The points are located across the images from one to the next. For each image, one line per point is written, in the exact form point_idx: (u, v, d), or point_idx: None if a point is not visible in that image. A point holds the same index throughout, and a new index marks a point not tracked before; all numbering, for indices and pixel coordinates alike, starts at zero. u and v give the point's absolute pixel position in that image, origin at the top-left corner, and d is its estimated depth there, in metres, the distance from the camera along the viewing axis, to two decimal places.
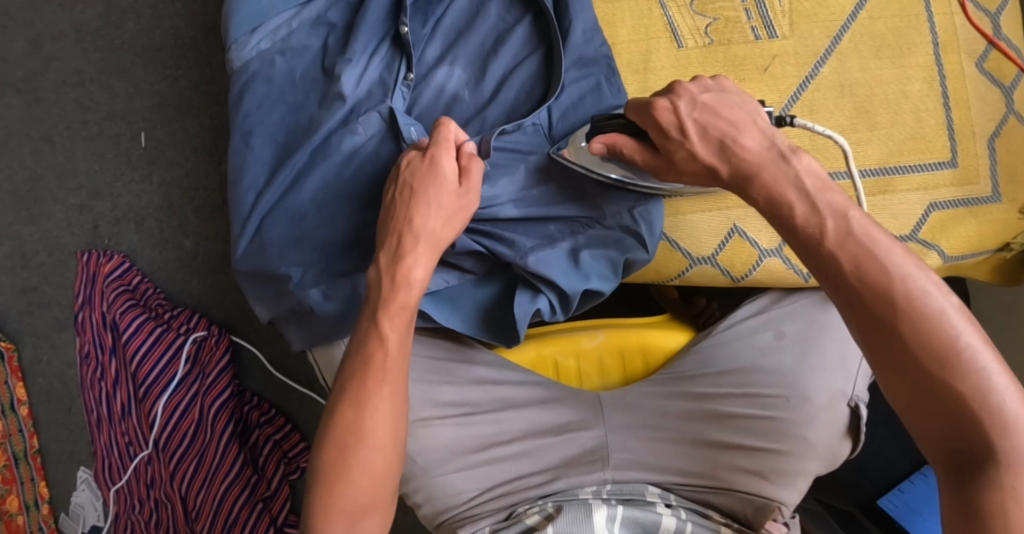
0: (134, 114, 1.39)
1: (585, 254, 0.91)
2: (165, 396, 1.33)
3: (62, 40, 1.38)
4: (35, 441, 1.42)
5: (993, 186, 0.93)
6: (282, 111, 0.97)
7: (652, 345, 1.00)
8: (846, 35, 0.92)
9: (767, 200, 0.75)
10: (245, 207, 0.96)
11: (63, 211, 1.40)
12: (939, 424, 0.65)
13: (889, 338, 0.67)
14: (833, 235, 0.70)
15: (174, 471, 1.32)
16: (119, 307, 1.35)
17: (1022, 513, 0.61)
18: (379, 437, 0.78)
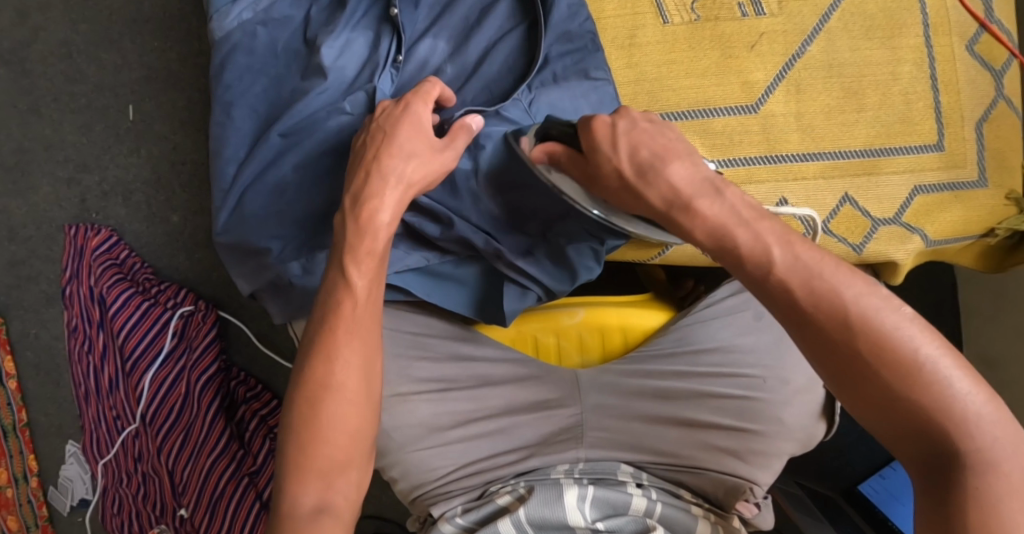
0: (122, 87, 1.38)
1: (570, 250, 0.89)
2: (151, 370, 1.33)
3: (49, 10, 1.36)
4: (24, 414, 1.42)
5: (980, 171, 0.91)
6: (263, 84, 0.96)
7: (632, 324, 0.99)
8: (835, 14, 0.90)
9: (709, 234, 0.67)
10: (227, 179, 0.97)
11: (50, 184, 1.39)
12: (917, 453, 0.60)
13: (847, 364, 0.61)
14: (782, 271, 0.63)
15: (161, 446, 1.33)
16: (107, 281, 1.35)
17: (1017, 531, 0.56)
18: (354, 356, 0.75)
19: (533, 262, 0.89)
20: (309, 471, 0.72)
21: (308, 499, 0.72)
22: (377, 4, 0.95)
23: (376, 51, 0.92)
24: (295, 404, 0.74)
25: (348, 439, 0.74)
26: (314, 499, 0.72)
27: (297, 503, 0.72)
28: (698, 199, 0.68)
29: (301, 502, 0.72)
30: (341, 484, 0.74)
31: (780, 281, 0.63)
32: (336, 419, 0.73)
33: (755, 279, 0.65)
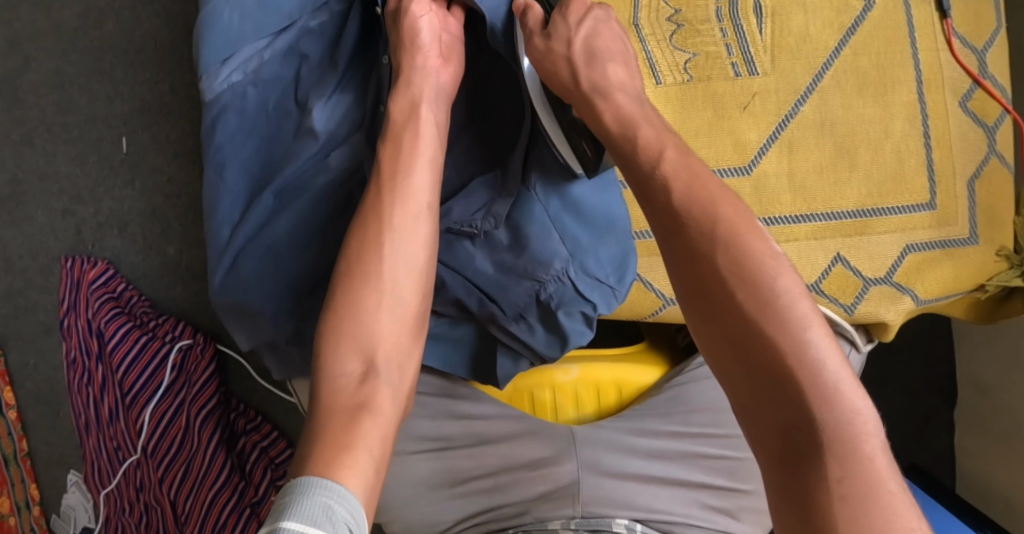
0: (114, 118, 1.38)
1: (563, 317, 0.88)
2: (150, 406, 1.33)
3: (40, 40, 1.36)
4: (25, 443, 1.43)
5: (971, 227, 0.91)
6: (254, 144, 0.97)
7: (626, 380, 1.01)
8: (828, 72, 0.90)
9: (616, 120, 0.77)
10: (221, 239, 0.97)
11: (45, 215, 1.39)
12: (757, 376, 0.62)
13: (710, 291, 0.66)
14: (667, 171, 0.71)
15: (163, 476, 1.32)
16: (104, 315, 1.35)
17: (840, 464, 0.58)
18: (402, 258, 0.76)
19: (525, 329, 0.89)
20: (348, 351, 0.71)
21: (347, 378, 0.69)
22: (359, 69, 0.98)
23: (364, 110, 0.96)
24: (343, 290, 0.74)
25: (396, 341, 0.73)
26: (355, 375, 0.70)
27: (339, 392, 0.68)
28: (618, 93, 0.78)
29: (341, 381, 0.69)
30: (379, 388, 0.70)
31: (666, 186, 0.70)
32: (379, 303, 0.73)
33: (643, 173, 0.73)
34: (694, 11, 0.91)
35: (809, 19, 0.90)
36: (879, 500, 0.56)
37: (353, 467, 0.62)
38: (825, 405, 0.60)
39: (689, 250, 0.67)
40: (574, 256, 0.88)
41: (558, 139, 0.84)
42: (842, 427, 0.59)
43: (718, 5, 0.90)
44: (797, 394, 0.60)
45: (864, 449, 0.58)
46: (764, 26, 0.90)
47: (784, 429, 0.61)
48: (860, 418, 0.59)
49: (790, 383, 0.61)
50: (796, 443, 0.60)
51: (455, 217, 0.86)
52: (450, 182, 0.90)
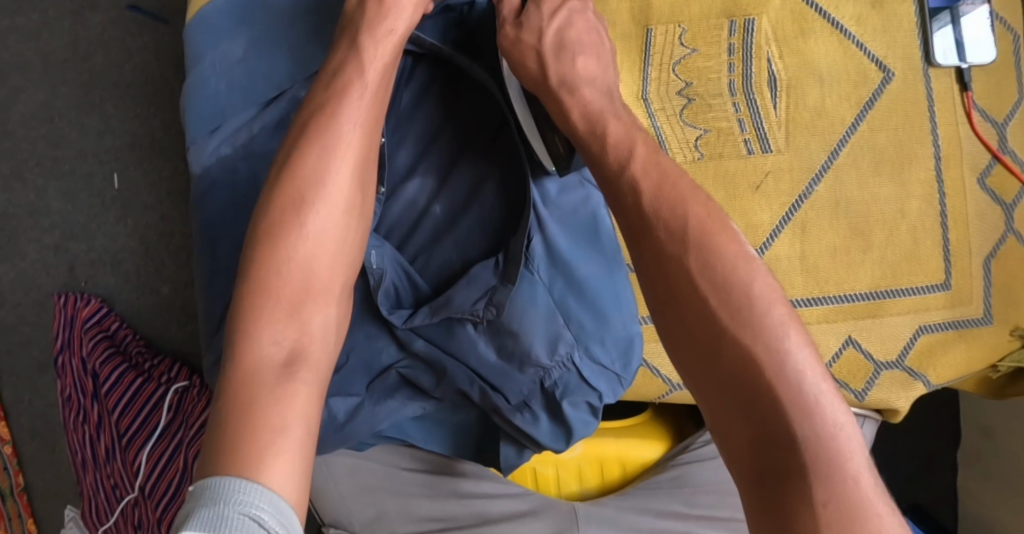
0: (105, 153, 1.34)
1: (565, 405, 0.85)
2: (147, 447, 1.27)
3: (28, 71, 1.33)
4: (21, 478, 1.39)
5: (985, 307, 0.89)
6: (245, 217, 0.93)
7: (631, 455, 0.98)
8: (844, 149, 0.87)
9: (583, 115, 0.73)
10: (214, 318, 0.93)
11: (37, 251, 1.35)
12: (728, 395, 0.56)
13: (680, 298, 0.60)
14: (636, 169, 0.66)
15: (161, 517, 1.24)
16: (99, 356, 1.33)
17: (825, 489, 0.50)
18: (324, 236, 0.71)
19: (529, 419, 0.86)
20: (264, 332, 0.66)
21: (267, 358, 0.65)
22: None
23: None
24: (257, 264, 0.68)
25: (316, 322, 0.70)
26: (275, 357, 0.66)
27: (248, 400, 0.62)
28: (587, 87, 0.75)
29: (261, 365, 0.65)
30: (301, 371, 0.66)
31: (632, 187, 0.65)
32: (295, 286, 0.69)
33: (610, 169, 0.68)
34: (706, 84, 0.87)
35: (825, 93, 0.87)
36: (872, 529, 0.49)
37: (268, 477, 0.58)
38: (807, 420, 0.53)
39: (656, 258, 0.62)
40: (579, 342, 0.86)
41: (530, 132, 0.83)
42: (826, 445, 0.52)
43: (730, 77, 0.87)
44: (775, 410, 0.53)
45: (851, 469, 0.51)
46: (778, 100, 0.87)
47: (760, 448, 0.54)
48: (846, 437, 0.52)
49: (767, 396, 0.54)
50: (774, 463, 0.53)
51: (458, 305, 0.83)
52: (450, 264, 0.87)
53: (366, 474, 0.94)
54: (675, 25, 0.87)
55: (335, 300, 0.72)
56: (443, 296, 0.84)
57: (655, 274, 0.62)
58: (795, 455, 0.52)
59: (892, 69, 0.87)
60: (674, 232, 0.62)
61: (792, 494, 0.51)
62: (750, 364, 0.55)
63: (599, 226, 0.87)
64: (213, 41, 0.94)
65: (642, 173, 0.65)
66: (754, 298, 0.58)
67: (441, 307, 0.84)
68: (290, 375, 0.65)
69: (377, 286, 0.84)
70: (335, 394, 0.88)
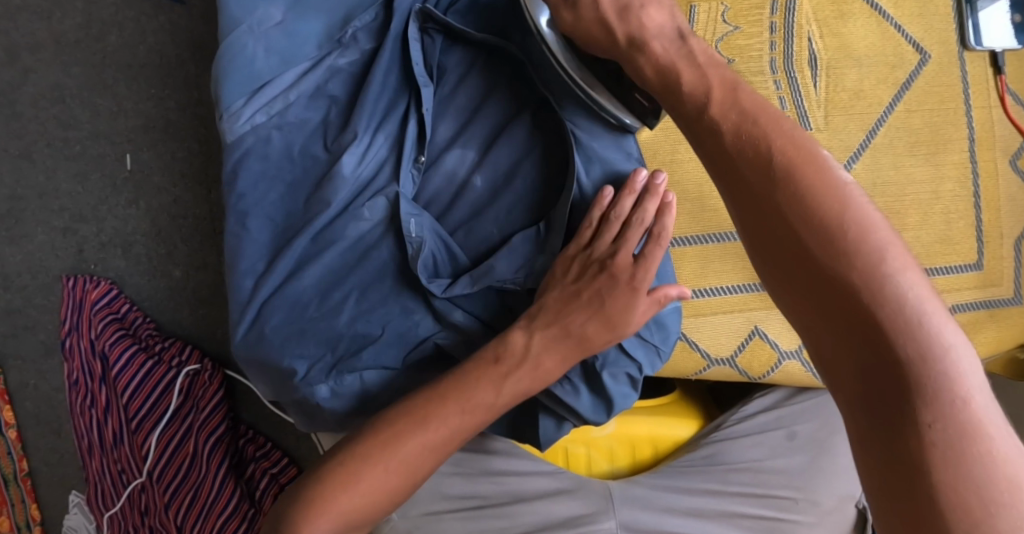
0: (118, 135, 1.33)
1: (604, 375, 0.84)
2: (157, 431, 1.27)
3: (39, 51, 1.31)
4: (26, 463, 1.37)
5: (1017, 288, 0.91)
6: (279, 191, 0.91)
7: (662, 435, 0.99)
8: (882, 129, 0.89)
9: (656, 71, 0.72)
10: (244, 292, 0.90)
11: (45, 233, 1.34)
12: (828, 324, 0.57)
13: (776, 234, 0.60)
14: (717, 108, 0.66)
15: (170, 501, 1.25)
16: (109, 337, 1.30)
17: (930, 410, 0.52)
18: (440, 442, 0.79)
19: (567, 389, 0.84)
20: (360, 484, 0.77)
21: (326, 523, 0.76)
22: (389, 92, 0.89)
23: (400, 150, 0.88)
24: (364, 455, 0.78)
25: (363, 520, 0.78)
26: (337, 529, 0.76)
27: None
28: (656, 39, 0.72)
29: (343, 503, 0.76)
30: None
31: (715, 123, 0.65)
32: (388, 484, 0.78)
33: (692, 118, 0.67)
34: (747, 61, 0.88)
35: (864, 74, 0.89)
36: (978, 448, 0.51)
37: None
38: (911, 339, 0.54)
39: (749, 193, 0.61)
40: None
41: (599, 92, 0.82)
42: (931, 366, 0.53)
43: (772, 55, 0.88)
44: (875, 328, 0.54)
45: (958, 389, 0.52)
46: (818, 80, 0.88)
47: (864, 375, 0.55)
48: (953, 360, 0.53)
49: (873, 321, 0.55)
50: (879, 386, 0.54)
51: (500, 271, 0.83)
52: (490, 237, 0.87)
53: None
54: (717, 3, 0.89)
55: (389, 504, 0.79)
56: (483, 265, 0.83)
57: (749, 204, 0.61)
58: (902, 375, 0.53)
59: (928, 51, 0.89)
60: (760, 165, 0.61)
61: (902, 413, 0.53)
62: (851, 294, 0.56)
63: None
64: (250, 3, 0.90)
65: (720, 115, 0.65)
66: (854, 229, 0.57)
67: (481, 276, 0.83)
68: None
69: (415, 255, 0.84)
70: (370, 366, 0.88)
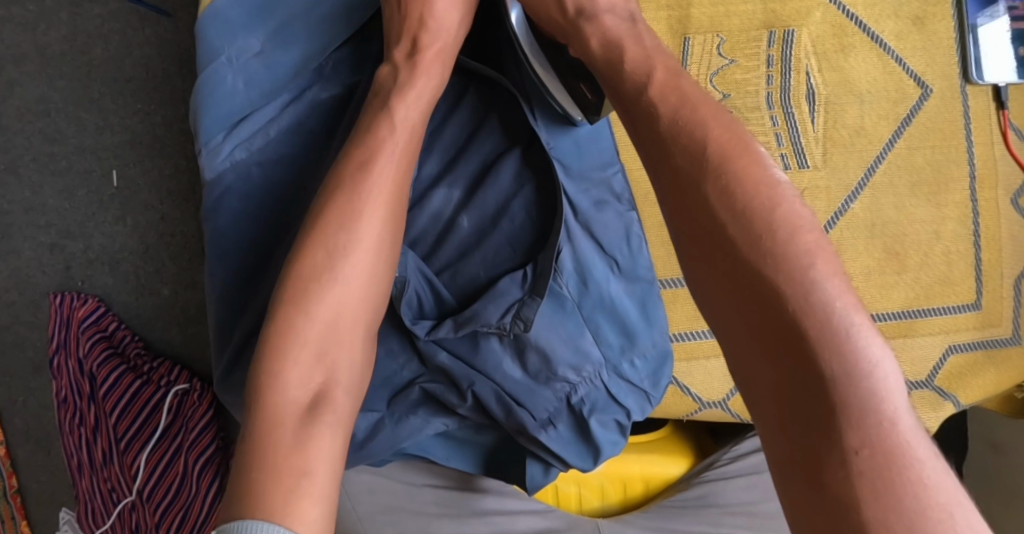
0: (104, 150, 1.30)
1: (593, 423, 0.83)
2: (145, 452, 1.25)
3: (24, 63, 1.29)
4: (15, 480, 1.35)
5: (1015, 328, 0.89)
6: (259, 227, 0.89)
7: (654, 472, 0.97)
8: (880, 167, 0.87)
9: (608, 61, 0.71)
10: (224, 328, 0.89)
11: (32, 249, 1.32)
12: (753, 324, 0.56)
13: (709, 232, 0.60)
14: (654, 92, 0.66)
15: (159, 523, 1.22)
16: (97, 357, 1.29)
17: (853, 430, 0.51)
18: (374, 223, 0.72)
19: (556, 436, 0.83)
20: (297, 361, 0.66)
21: (292, 406, 0.65)
22: None
23: None
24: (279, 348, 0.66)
25: (338, 376, 0.68)
26: (305, 395, 0.66)
27: (284, 409, 0.65)
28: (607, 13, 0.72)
29: (285, 410, 0.65)
30: (321, 436, 0.64)
31: (653, 111, 0.65)
32: (327, 326, 0.68)
33: (631, 99, 0.68)
34: (743, 97, 0.86)
35: (864, 111, 0.87)
36: (903, 471, 0.49)
37: (301, 522, 0.60)
38: (838, 358, 0.53)
39: (683, 189, 0.61)
40: (607, 361, 0.84)
41: (550, 80, 0.80)
42: (858, 384, 0.52)
43: (769, 90, 0.86)
44: (797, 336, 0.54)
45: (885, 411, 0.51)
46: (816, 115, 0.86)
47: (792, 387, 0.54)
48: (878, 377, 0.52)
49: (796, 326, 0.54)
50: (804, 399, 0.53)
51: (490, 317, 0.80)
52: (477, 279, 0.85)
53: (383, 493, 0.93)
54: (713, 34, 0.86)
55: (354, 357, 0.70)
56: (469, 310, 0.81)
57: (681, 198, 0.62)
58: (824, 389, 0.52)
59: (930, 85, 0.87)
60: (694, 157, 0.62)
61: (827, 433, 0.51)
62: (777, 296, 0.55)
63: (633, 242, 0.84)
64: (228, 35, 0.89)
65: (659, 100, 0.65)
66: (782, 229, 0.57)
67: (467, 321, 0.81)
68: (318, 421, 0.65)
69: (400, 295, 0.82)
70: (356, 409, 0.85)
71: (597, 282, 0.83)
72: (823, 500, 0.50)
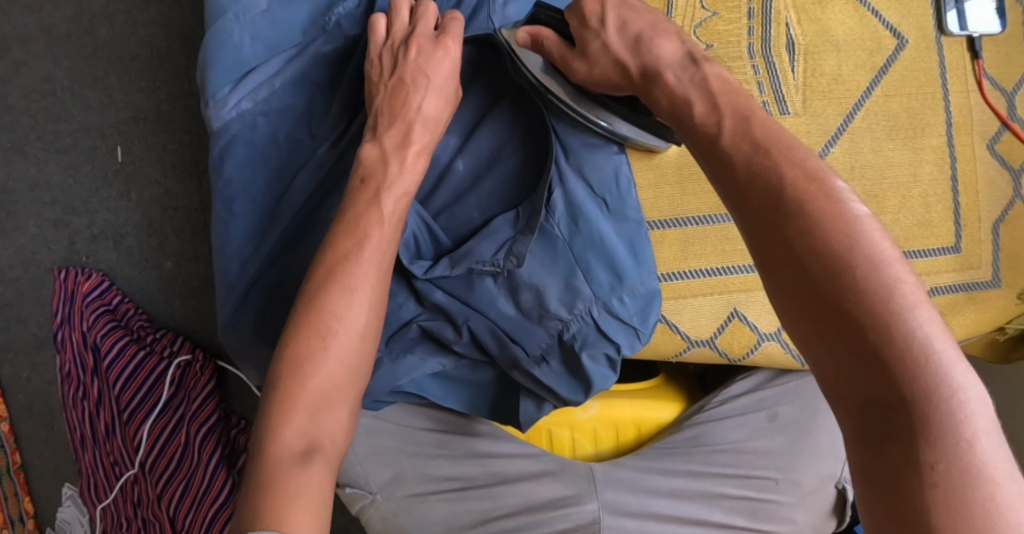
0: (109, 127, 1.33)
1: (584, 358, 0.85)
2: (148, 421, 1.27)
3: (31, 44, 1.31)
4: (18, 456, 1.37)
5: (994, 271, 0.92)
6: (265, 178, 0.93)
7: (645, 418, 1.00)
8: (859, 113, 0.90)
9: (671, 102, 0.71)
10: (229, 278, 0.93)
11: (37, 226, 1.34)
12: (836, 359, 0.52)
13: (791, 265, 0.56)
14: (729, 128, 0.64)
15: (161, 493, 1.25)
16: (101, 329, 1.31)
17: (937, 467, 0.46)
18: (372, 270, 0.74)
19: (548, 371, 0.87)
20: (301, 399, 0.67)
21: (291, 445, 0.65)
22: None
23: None
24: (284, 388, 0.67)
25: (333, 425, 0.69)
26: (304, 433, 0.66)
27: (282, 446, 0.65)
28: (669, 70, 0.72)
29: (283, 447, 0.65)
30: (318, 468, 0.65)
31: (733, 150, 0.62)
32: (331, 371, 0.69)
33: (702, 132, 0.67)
34: (726, 47, 0.89)
35: (841, 60, 0.90)
36: (981, 492, 0.45)
37: None
38: (919, 383, 0.49)
39: (764, 223, 0.58)
40: (598, 297, 0.86)
41: (620, 122, 0.85)
42: (941, 413, 0.47)
43: (750, 40, 0.89)
44: (884, 371, 0.50)
45: (964, 431, 0.47)
46: (796, 64, 0.89)
47: (869, 416, 0.50)
48: (970, 414, 0.48)
49: (879, 361, 0.50)
50: (883, 431, 0.49)
51: (484, 253, 0.83)
52: (472, 220, 0.88)
53: (382, 436, 0.95)
54: None
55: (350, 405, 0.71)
56: (464, 248, 0.85)
57: (763, 232, 0.58)
58: (907, 424, 0.48)
59: (905, 36, 0.91)
60: (770, 192, 0.58)
61: (908, 467, 0.47)
62: (857, 329, 0.51)
63: (622, 184, 0.87)
64: None
65: (733, 146, 0.63)
66: (867, 261, 0.53)
67: (461, 258, 0.84)
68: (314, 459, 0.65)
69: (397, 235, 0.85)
70: None
71: (588, 221, 0.85)
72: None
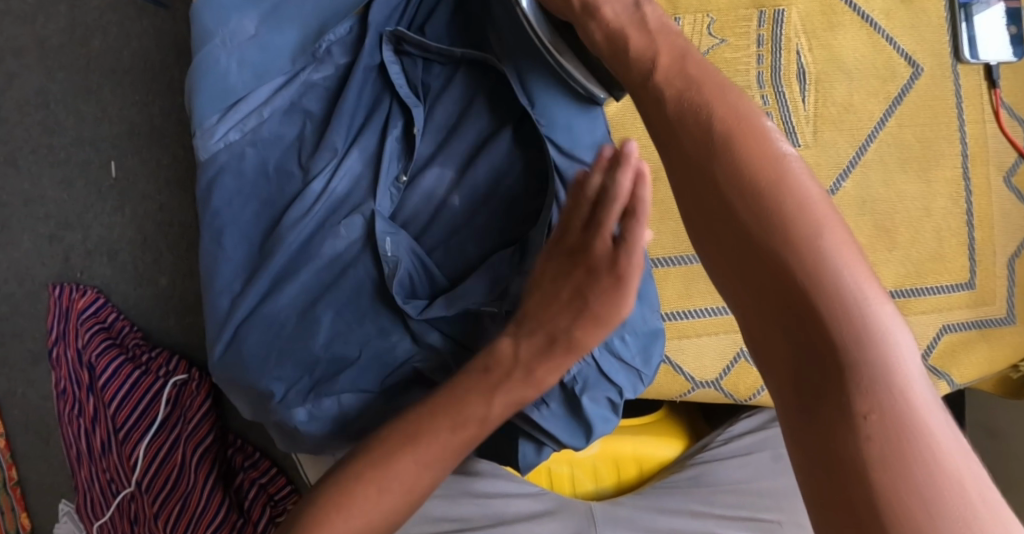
0: (102, 141, 1.29)
1: (586, 401, 0.82)
2: (144, 441, 1.21)
3: (23, 55, 1.29)
4: (15, 471, 1.32)
5: (1009, 306, 0.89)
6: (254, 209, 0.89)
7: (647, 455, 0.98)
8: (872, 145, 0.87)
9: (608, 39, 0.68)
10: (220, 312, 0.88)
11: (31, 240, 1.30)
12: (766, 305, 0.50)
13: (717, 211, 0.54)
14: (661, 76, 0.61)
15: (158, 513, 1.19)
16: (95, 347, 1.25)
17: (869, 418, 0.45)
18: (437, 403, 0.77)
19: (546, 414, 0.83)
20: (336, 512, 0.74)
21: None
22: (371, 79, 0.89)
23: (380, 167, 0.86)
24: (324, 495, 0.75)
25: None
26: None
27: None
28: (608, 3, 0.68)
29: None
30: None
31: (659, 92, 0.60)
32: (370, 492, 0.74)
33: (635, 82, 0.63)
34: (734, 75, 0.85)
35: (853, 87, 0.87)
36: (915, 445, 0.43)
37: None
38: (849, 330, 0.47)
39: (691, 164, 0.56)
40: None
41: (568, 59, 0.79)
42: (871, 359, 0.46)
43: (759, 69, 0.85)
44: (812, 317, 0.48)
45: (895, 380, 0.46)
46: (807, 94, 0.86)
47: (799, 368, 0.48)
48: (899, 362, 0.46)
49: (808, 307, 0.48)
50: (813, 381, 0.47)
51: (482, 295, 0.81)
52: (468, 257, 0.86)
53: None
54: (704, 14, 0.86)
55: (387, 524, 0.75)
56: (459, 288, 0.83)
57: (688, 174, 0.56)
58: (837, 371, 0.47)
59: (921, 64, 0.87)
60: (700, 135, 0.56)
61: (838, 417, 0.46)
62: (786, 274, 0.50)
63: None
64: (223, 15, 0.87)
65: (665, 83, 0.60)
66: (794, 206, 0.51)
67: (457, 299, 0.82)
68: None
69: (391, 274, 0.84)
70: (347, 390, 0.86)
71: None
72: (841, 489, 0.44)
